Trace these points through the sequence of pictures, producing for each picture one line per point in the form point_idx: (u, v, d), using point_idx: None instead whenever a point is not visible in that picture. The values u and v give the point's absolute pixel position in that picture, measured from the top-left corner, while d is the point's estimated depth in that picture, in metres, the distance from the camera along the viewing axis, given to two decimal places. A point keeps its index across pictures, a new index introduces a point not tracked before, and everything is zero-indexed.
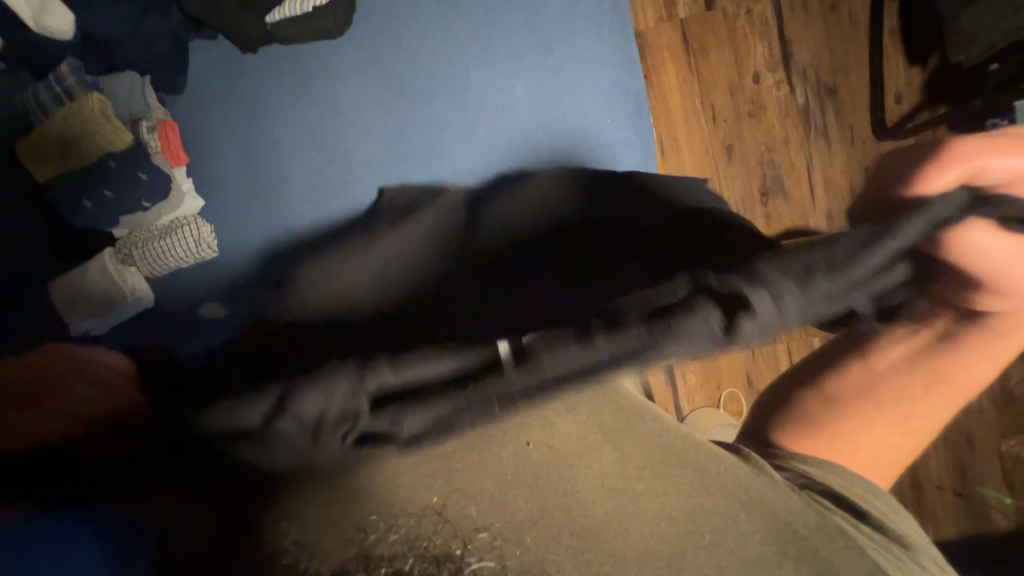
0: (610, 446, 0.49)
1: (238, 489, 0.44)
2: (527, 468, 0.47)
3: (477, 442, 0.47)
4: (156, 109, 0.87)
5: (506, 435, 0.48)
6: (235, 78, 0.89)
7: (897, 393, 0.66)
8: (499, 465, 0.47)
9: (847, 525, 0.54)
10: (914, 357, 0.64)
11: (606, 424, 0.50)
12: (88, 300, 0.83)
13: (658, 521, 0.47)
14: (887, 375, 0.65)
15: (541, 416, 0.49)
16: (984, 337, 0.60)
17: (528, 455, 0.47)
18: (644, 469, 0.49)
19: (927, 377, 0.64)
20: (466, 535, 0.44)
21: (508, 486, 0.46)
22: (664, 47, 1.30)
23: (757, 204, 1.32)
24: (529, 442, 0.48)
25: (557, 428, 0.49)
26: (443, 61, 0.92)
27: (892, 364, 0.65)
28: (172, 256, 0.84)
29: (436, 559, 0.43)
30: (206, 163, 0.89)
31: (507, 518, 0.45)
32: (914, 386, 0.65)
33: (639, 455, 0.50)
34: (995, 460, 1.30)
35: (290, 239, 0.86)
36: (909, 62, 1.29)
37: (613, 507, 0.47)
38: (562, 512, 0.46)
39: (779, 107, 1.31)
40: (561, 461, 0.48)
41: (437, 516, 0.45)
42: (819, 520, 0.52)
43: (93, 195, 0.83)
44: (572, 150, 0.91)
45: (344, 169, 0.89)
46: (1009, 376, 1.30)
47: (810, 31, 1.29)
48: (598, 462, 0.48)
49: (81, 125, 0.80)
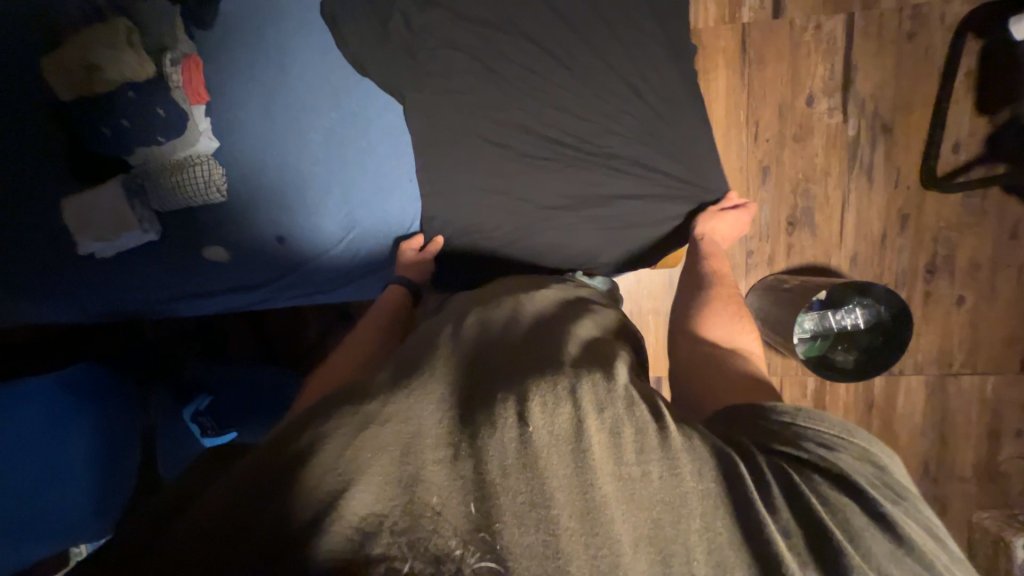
0: (606, 434, 0.50)
1: (263, 463, 0.49)
2: (527, 453, 0.48)
3: (478, 427, 0.50)
4: (183, 42, 0.85)
5: (507, 422, 0.50)
6: (265, 25, 0.86)
7: (731, 364, 0.70)
8: (500, 452, 0.48)
9: (829, 507, 0.48)
10: (714, 332, 0.77)
11: (604, 410, 0.51)
12: (95, 224, 0.86)
13: (649, 507, 0.47)
14: (714, 364, 0.71)
15: (540, 401, 0.51)
16: (718, 297, 0.84)
17: (527, 437, 0.48)
18: (639, 455, 0.49)
19: (722, 339, 0.75)
20: (466, 535, 0.44)
21: (507, 471, 0.47)
22: (720, 51, 1.22)
23: (782, 233, 1.28)
24: (530, 427, 0.49)
25: (558, 415, 0.50)
26: (482, 37, 0.88)
27: (711, 357, 0.72)
28: (183, 193, 0.86)
29: (436, 559, 0.42)
30: (227, 104, 0.87)
31: (506, 508, 0.45)
32: (723, 351, 0.73)
33: (634, 441, 0.50)
34: (964, 527, 1.30)
35: (301, 194, 0.89)
36: (977, 110, 1.20)
37: (614, 503, 0.46)
38: (562, 496, 0.46)
39: (828, 135, 1.24)
40: (560, 446, 0.48)
41: (436, 515, 0.45)
42: (801, 521, 0.48)
43: (110, 122, 0.82)
44: (595, 165, 0.92)
45: (361, 135, 0.88)
46: (1000, 451, 1.30)
47: (879, 58, 1.20)
48: (597, 452, 0.48)
49: (104, 52, 0.79)
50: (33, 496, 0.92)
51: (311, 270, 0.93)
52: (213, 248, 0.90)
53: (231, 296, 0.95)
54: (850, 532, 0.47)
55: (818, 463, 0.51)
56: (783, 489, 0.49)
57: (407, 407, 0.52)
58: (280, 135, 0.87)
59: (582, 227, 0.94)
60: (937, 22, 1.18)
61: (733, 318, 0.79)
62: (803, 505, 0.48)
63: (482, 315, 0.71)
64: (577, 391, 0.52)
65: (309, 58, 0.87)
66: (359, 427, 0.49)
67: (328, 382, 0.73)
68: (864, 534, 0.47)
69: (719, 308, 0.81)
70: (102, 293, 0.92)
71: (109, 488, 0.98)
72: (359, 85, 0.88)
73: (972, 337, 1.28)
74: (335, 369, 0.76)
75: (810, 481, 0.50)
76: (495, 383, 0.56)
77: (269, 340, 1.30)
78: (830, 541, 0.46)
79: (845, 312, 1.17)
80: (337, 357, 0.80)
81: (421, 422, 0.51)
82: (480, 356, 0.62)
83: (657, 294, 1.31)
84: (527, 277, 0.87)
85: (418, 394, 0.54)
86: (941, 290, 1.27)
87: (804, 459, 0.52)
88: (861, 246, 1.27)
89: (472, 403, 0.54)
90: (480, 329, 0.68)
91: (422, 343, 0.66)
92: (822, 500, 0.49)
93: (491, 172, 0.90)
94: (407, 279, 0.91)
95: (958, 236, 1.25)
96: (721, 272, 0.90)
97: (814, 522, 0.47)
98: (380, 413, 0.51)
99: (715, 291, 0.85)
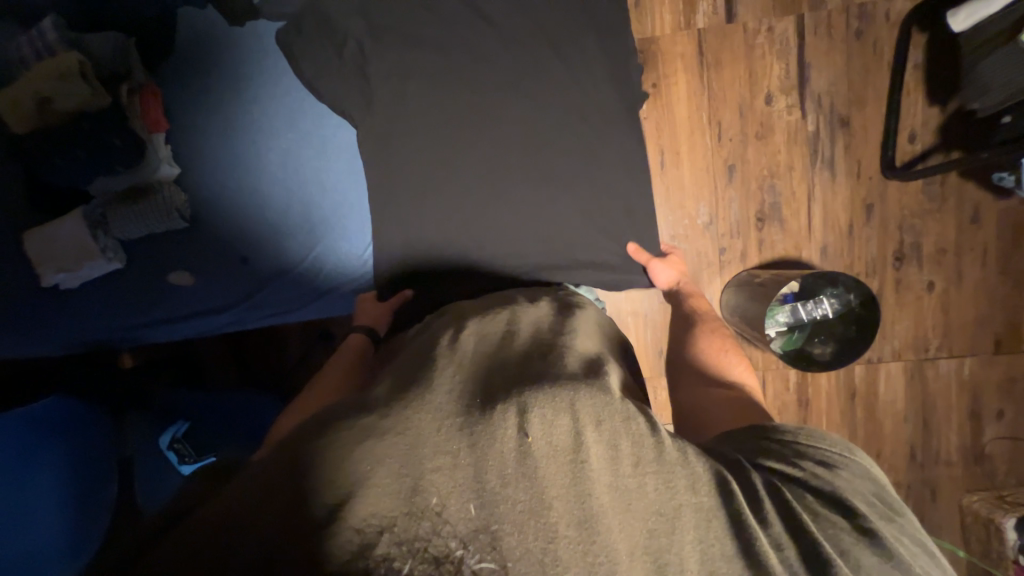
0: (604, 447, 0.52)
1: (260, 475, 0.48)
2: (527, 463, 0.49)
3: (479, 433, 0.50)
4: (139, 71, 0.86)
5: (507, 431, 0.50)
6: (219, 51, 0.88)
7: (724, 396, 0.79)
8: (500, 460, 0.48)
9: (821, 522, 0.54)
10: (709, 367, 0.87)
11: (602, 422, 0.53)
12: (59, 255, 0.86)
13: (646, 518, 0.50)
14: (708, 398, 0.80)
15: (540, 412, 0.52)
16: (710, 332, 0.95)
17: (526, 447, 0.49)
18: (636, 467, 0.52)
19: (716, 372, 0.85)
20: (466, 536, 0.45)
21: (508, 481, 0.47)
22: (678, 56, 1.26)
23: (752, 228, 1.30)
24: (529, 438, 0.50)
25: (557, 426, 0.51)
26: (437, 56, 0.92)
27: (706, 391, 0.81)
28: (145, 219, 0.86)
29: (436, 560, 0.43)
30: (186, 132, 0.89)
31: (506, 515, 0.46)
32: (716, 382, 0.82)
33: (632, 452, 0.52)
34: (955, 512, 1.30)
35: (262, 214, 0.90)
36: (929, 101, 1.24)
37: (611, 511, 0.49)
38: (560, 504, 0.48)
39: (789, 132, 1.27)
40: (560, 458, 0.50)
41: (437, 517, 0.45)
42: (794, 535, 0.52)
43: (65, 154, 0.82)
44: (552, 172, 0.96)
45: (317, 154, 0.90)
46: (982, 433, 1.31)
47: (831, 56, 1.24)
48: (596, 463, 0.50)
49: (56, 83, 0.79)
50: (18, 513, 0.90)
51: (275, 289, 0.94)
52: (177, 272, 0.91)
53: (201, 318, 0.94)
54: (841, 547, 0.52)
55: (813, 483, 0.57)
56: (779, 508, 0.54)
57: (403, 419, 0.51)
58: (242, 158, 0.89)
59: (543, 231, 0.96)
60: (882, 19, 1.23)
61: (726, 352, 0.90)
62: (796, 522, 0.53)
63: (478, 324, 0.72)
64: (576, 403, 0.53)
65: (265, 81, 0.88)
66: (357, 437, 0.48)
67: (310, 407, 0.74)
68: (853, 548, 0.52)
69: (711, 343, 0.92)
70: (64, 325, 0.91)
71: (82, 518, 0.97)
72: (313, 107, 0.90)
73: (945, 321, 1.30)
74: (320, 401, 0.75)
75: (803, 497, 0.56)
76: (490, 392, 0.56)
77: (251, 362, 1.28)
78: (819, 552, 0.51)
79: (815, 303, 1.19)
80: (326, 385, 0.78)
81: (419, 431, 0.50)
82: (479, 367, 0.62)
83: (635, 296, 1.32)
84: (508, 291, 0.89)
85: (415, 404, 0.53)
86: (910, 277, 1.29)
87: (802, 478, 0.57)
88: (829, 237, 1.29)
89: (471, 409, 0.54)
90: (478, 341, 0.67)
91: (422, 353, 0.66)
92: (813, 515, 0.54)
93: (447, 183, 0.93)
94: (365, 326, 0.89)
95: (923, 223, 1.28)
96: (706, 308, 1.02)
97: (807, 537, 0.52)
98: (377, 424, 0.50)
99: (706, 326, 0.97)
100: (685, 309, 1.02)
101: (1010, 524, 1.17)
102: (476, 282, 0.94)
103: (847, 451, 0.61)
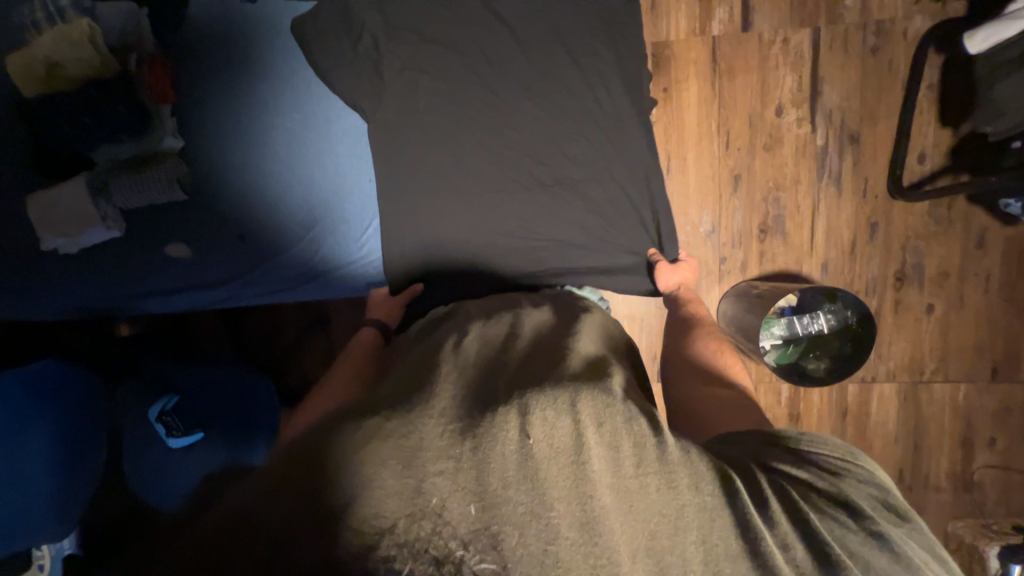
0: (605, 449, 0.52)
1: (263, 482, 0.49)
2: (528, 465, 0.49)
3: (481, 435, 0.50)
4: (149, 41, 0.87)
5: (508, 434, 0.50)
6: (227, 27, 0.88)
7: (721, 398, 0.79)
8: (502, 464, 0.49)
9: (829, 524, 0.53)
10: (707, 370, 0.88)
11: (604, 423, 0.53)
12: (61, 221, 0.87)
13: (647, 519, 0.49)
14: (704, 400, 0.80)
15: (541, 413, 0.52)
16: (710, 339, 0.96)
17: (527, 449, 0.50)
18: (638, 468, 0.51)
19: (716, 377, 0.85)
20: (467, 536, 0.45)
21: (509, 483, 0.48)
22: (691, 62, 1.25)
23: (754, 240, 1.29)
24: (530, 440, 0.50)
25: (558, 428, 0.51)
26: (449, 46, 0.92)
27: (703, 394, 0.82)
28: (146, 187, 0.87)
29: (437, 560, 0.44)
30: (191, 106, 0.89)
31: (507, 518, 0.46)
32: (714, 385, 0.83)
33: (633, 454, 0.52)
34: (940, 537, 1.30)
35: (269, 197, 0.90)
36: (941, 122, 1.23)
37: (614, 514, 0.48)
38: (561, 506, 0.47)
39: (797, 145, 1.26)
40: (561, 460, 0.49)
41: (437, 518, 0.46)
42: (803, 537, 0.52)
43: (72, 120, 0.85)
44: (559, 170, 0.96)
45: (322, 135, 0.90)
46: (973, 460, 1.30)
47: (845, 71, 1.23)
48: (598, 465, 0.50)
49: (66, 49, 0.82)
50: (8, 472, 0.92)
51: (271, 267, 0.94)
52: (174, 245, 0.92)
53: (197, 293, 0.96)
54: (849, 549, 0.52)
55: (820, 485, 0.57)
56: (788, 512, 0.53)
57: (406, 422, 0.51)
58: (250, 138, 0.89)
59: (544, 227, 0.96)
60: (900, 37, 1.21)
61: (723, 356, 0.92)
62: (803, 521, 0.53)
63: (484, 327, 0.74)
64: (578, 405, 0.54)
65: (274, 61, 0.88)
66: (358, 441, 0.49)
67: (323, 407, 0.79)
68: (862, 550, 0.52)
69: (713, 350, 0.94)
70: (58, 290, 0.92)
71: (65, 489, 0.97)
72: (317, 89, 0.90)
73: (942, 345, 1.29)
74: (333, 397, 0.80)
75: (809, 496, 0.56)
76: (494, 394, 0.57)
77: (246, 341, 1.29)
78: (828, 552, 0.50)
79: (811, 318, 1.19)
80: (343, 378, 0.83)
81: (422, 433, 0.51)
82: (484, 371, 0.62)
83: (632, 300, 1.31)
84: (513, 294, 0.89)
85: (419, 408, 0.54)
86: (910, 299, 1.28)
87: (809, 479, 0.57)
88: (832, 253, 1.28)
89: (475, 411, 0.54)
90: (481, 345, 0.69)
91: (428, 352, 0.67)
92: (821, 515, 0.54)
93: (452, 172, 0.93)
94: (377, 322, 0.95)
95: (926, 245, 1.27)
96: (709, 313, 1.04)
97: (815, 537, 0.52)
98: (381, 427, 0.50)
99: (705, 333, 0.98)
100: (687, 319, 1.04)
101: (993, 552, 1.16)
102: (480, 279, 0.96)
103: (854, 454, 0.61)
